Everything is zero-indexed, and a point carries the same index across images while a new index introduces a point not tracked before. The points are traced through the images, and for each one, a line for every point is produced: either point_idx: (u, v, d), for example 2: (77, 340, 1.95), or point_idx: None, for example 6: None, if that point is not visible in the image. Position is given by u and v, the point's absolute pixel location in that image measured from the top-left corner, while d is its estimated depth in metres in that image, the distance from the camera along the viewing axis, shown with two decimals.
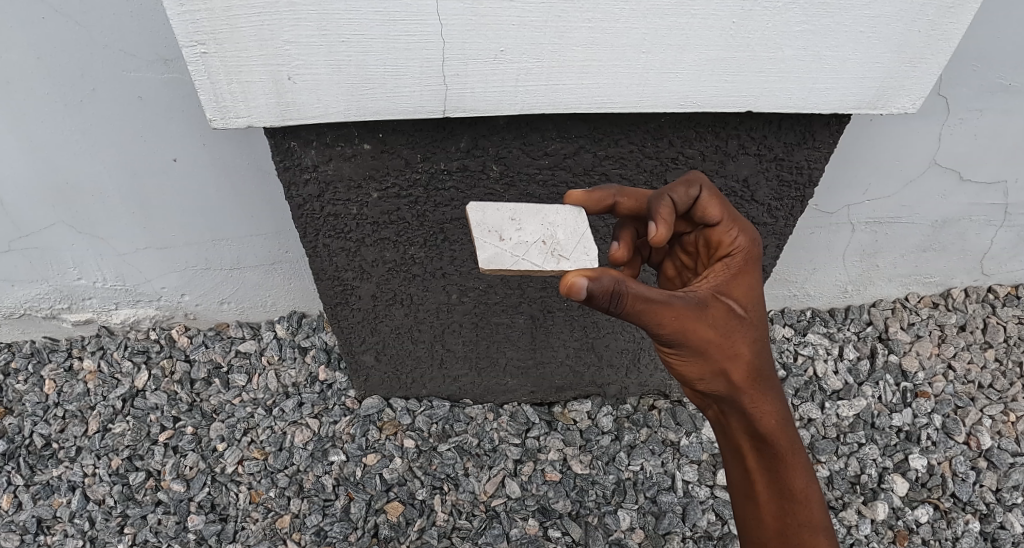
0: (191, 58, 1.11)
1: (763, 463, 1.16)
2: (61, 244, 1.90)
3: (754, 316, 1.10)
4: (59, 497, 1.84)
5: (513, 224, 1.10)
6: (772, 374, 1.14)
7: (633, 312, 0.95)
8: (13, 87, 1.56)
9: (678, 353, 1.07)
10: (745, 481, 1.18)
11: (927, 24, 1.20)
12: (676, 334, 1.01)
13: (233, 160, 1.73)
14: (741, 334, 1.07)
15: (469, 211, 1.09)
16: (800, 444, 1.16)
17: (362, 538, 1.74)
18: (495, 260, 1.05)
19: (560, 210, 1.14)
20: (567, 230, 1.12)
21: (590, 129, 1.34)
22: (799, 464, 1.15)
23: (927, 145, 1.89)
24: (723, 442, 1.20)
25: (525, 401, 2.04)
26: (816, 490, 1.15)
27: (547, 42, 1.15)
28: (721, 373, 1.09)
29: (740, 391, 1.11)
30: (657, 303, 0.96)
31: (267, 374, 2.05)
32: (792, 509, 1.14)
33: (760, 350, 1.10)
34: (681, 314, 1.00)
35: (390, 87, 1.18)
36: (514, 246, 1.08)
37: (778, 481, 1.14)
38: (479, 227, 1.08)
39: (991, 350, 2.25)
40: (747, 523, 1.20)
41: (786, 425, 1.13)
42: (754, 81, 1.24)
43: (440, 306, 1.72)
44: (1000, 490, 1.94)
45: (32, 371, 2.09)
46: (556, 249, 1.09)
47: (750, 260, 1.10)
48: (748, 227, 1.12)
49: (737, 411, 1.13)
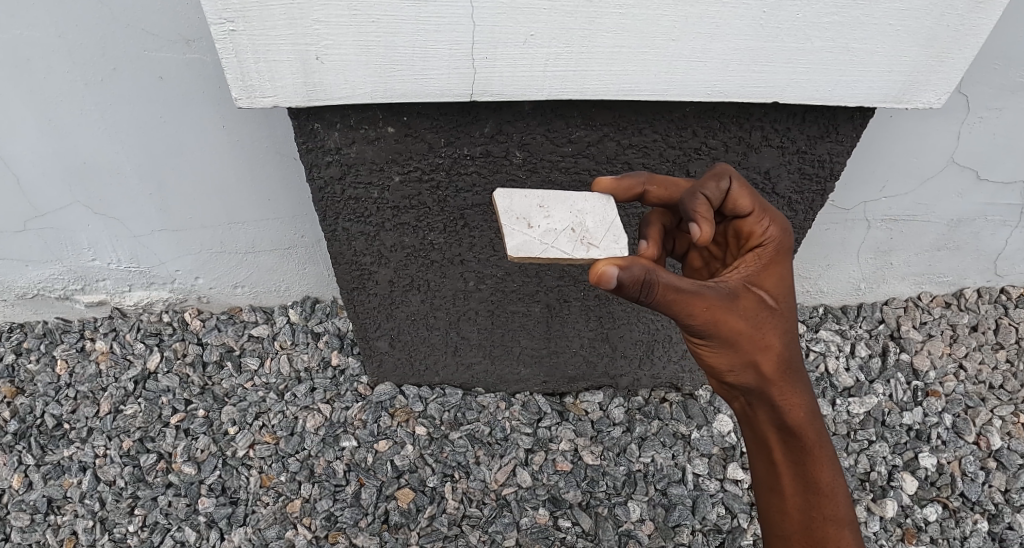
0: (219, 35, 1.10)
1: (789, 457, 1.16)
2: (77, 225, 1.90)
3: (783, 307, 1.10)
4: (70, 477, 1.84)
5: (541, 211, 1.10)
6: (800, 367, 1.14)
7: (663, 302, 0.95)
8: (34, 65, 1.56)
9: (707, 344, 1.07)
10: (770, 474, 1.18)
11: (957, 18, 1.19)
12: (706, 324, 1.01)
13: (251, 142, 1.72)
14: (770, 325, 1.07)
15: (496, 198, 1.10)
16: (827, 439, 1.15)
17: (372, 524, 1.75)
18: (523, 249, 1.06)
19: (589, 197, 1.13)
20: (596, 218, 1.11)
21: (615, 116, 1.33)
22: (825, 458, 1.15)
23: (947, 143, 1.88)
24: (748, 434, 1.20)
25: (538, 391, 2.04)
26: (842, 484, 1.15)
27: (577, 27, 1.14)
28: (749, 365, 1.09)
29: (768, 383, 1.11)
30: (687, 293, 0.96)
31: (280, 359, 2.06)
32: (818, 503, 1.14)
33: (789, 342, 1.11)
34: (712, 304, 0.99)
35: (417, 69, 1.17)
36: (542, 234, 1.08)
37: (803, 475, 1.14)
38: (507, 215, 1.08)
39: (1002, 350, 2.25)
40: (770, 517, 1.21)
41: (813, 418, 1.13)
42: (782, 71, 1.23)
43: (457, 293, 1.72)
44: (1009, 491, 1.94)
45: (44, 351, 2.10)
46: (585, 237, 1.09)
47: (781, 251, 1.10)
48: (779, 217, 1.11)
49: (764, 404, 1.13)
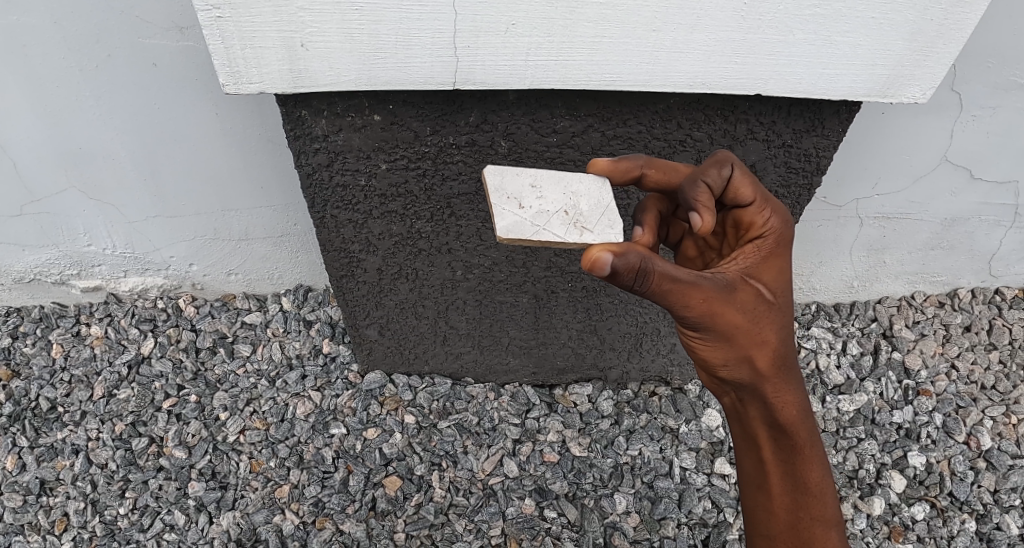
0: (205, 21, 1.12)
1: (778, 456, 1.16)
2: (73, 210, 1.92)
3: (780, 302, 1.10)
4: (62, 459, 1.87)
5: (533, 191, 1.09)
6: (793, 363, 1.14)
7: (659, 292, 0.94)
8: (30, 51, 1.58)
9: (702, 338, 1.07)
10: (759, 473, 1.18)
11: (941, 12, 1.19)
12: (702, 316, 1.01)
13: (245, 129, 1.74)
14: (767, 319, 1.07)
15: (487, 176, 1.08)
16: (817, 438, 1.16)
17: (360, 511, 1.77)
18: (514, 230, 1.03)
19: (583, 179, 1.12)
20: (591, 201, 1.10)
21: (599, 106, 1.34)
22: (815, 458, 1.15)
23: (939, 141, 1.88)
24: (737, 430, 1.21)
25: (526, 382, 2.05)
26: (830, 483, 1.16)
27: (559, 17, 1.15)
28: (744, 359, 1.09)
29: (762, 379, 1.11)
30: (683, 283, 0.95)
31: (271, 345, 2.07)
32: (805, 503, 1.14)
33: (784, 338, 1.11)
34: (708, 296, 0.99)
35: (400, 57, 1.18)
36: (534, 215, 1.06)
37: (792, 475, 1.14)
38: (497, 193, 1.07)
39: (995, 351, 2.24)
40: (755, 516, 1.21)
41: (805, 416, 1.14)
42: (764, 63, 1.24)
43: (445, 282, 1.74)
44: (998, 491, 1.94)
45: (40, 335, 2.12)
46: (579, 221, 1.07)
47: (781, 243, 1.09)
48: (780, 208, 1.10)
49: (756, 400, 1.13)
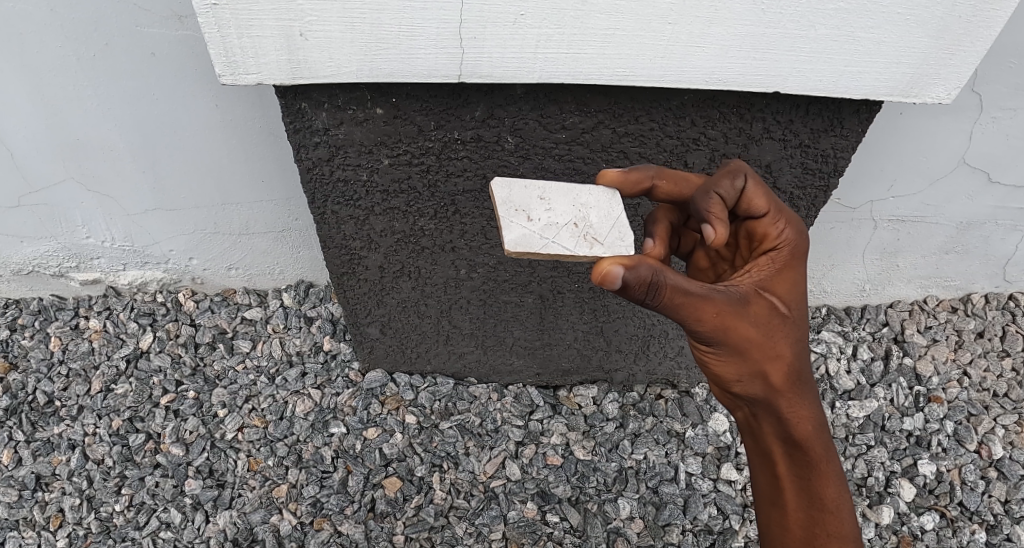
0: (202, 9, 1.08)
1: (794, 471, 1.11)
2: (71, 203, 1.89)
3: (795, 315, 1.05)
4: (58, 454, 1.84)
5: (542, 203, 1.05)
6: (808, 377, 1.09)
7: (670, 306, 0.90)
8: (26, 39, 1.54)
9: (714, 352, 1.03)
10: (773, 488, 1.14)
11: (969, 9, 1.14)
12: (714, 330, 0.97)
13: (245, 122, 1.70)
14: (781, 332, 1.03)
15: (494, 187, 1.04)
16: (834, 453, 1.11)
17: (358, 512, 1.73)
18: (522, 243, 1.00)
19: (594, 190, 1.08)
20: (601, 213, 1.06)
21: (610, 102, 1.30)
22: (832, 474, 1.10)
23: (957, 143, 1.83)
24: (750, 445, 1.17)
25: (530, 383, 2.01)
26: (848, 499, 1.11)
27: (570, 8, 1.11)
28: (758, 374, 1.05)
29: (777, 394, 1.06)
30: (694, 297, 0.91)
31: (271, 341, 2.04)
32: (822, 520, 1.10)
33: (799, 352, 1.06)
34: (721, 309, 0.95)
35: (403, 47, 1.14)
36: (543, 228, 1.02)
37: (809, 491, 1.10)
38: (505, 205, 1.03)
39: (1008, 358, 2.19)
40: (770, 532, 1.17)
41: (820, 432, 1.09)
42: (783, 59, 1.19)
43: (449, 281, 1.70)
44: (1009, 502, 1.89)
45: (38, 328, 2.09)
46: (589, 233, 1.04)
47: (796, 255, 1.04)
48: (794, 218, 1.05)
49: (770, 416, 1.09)
